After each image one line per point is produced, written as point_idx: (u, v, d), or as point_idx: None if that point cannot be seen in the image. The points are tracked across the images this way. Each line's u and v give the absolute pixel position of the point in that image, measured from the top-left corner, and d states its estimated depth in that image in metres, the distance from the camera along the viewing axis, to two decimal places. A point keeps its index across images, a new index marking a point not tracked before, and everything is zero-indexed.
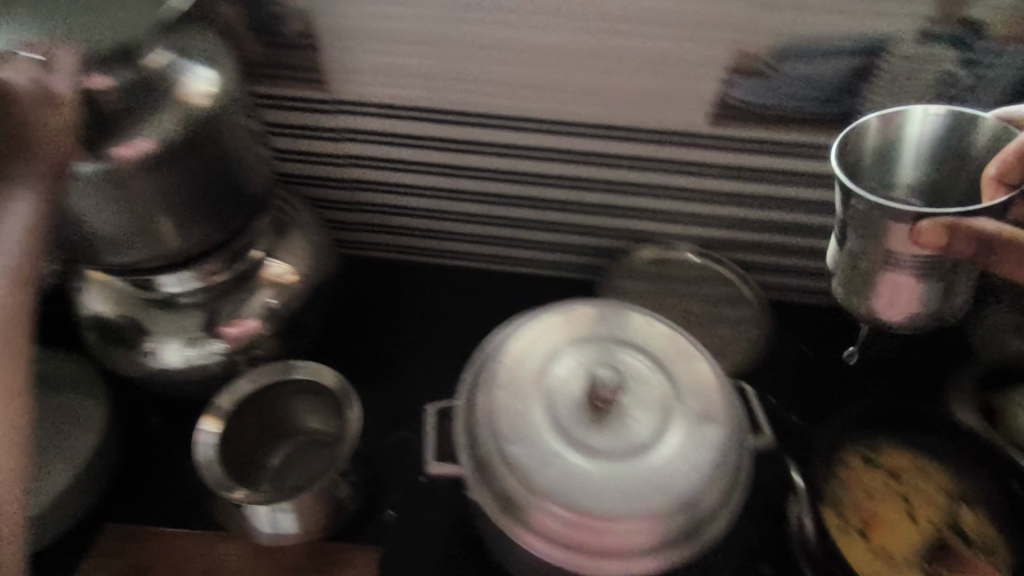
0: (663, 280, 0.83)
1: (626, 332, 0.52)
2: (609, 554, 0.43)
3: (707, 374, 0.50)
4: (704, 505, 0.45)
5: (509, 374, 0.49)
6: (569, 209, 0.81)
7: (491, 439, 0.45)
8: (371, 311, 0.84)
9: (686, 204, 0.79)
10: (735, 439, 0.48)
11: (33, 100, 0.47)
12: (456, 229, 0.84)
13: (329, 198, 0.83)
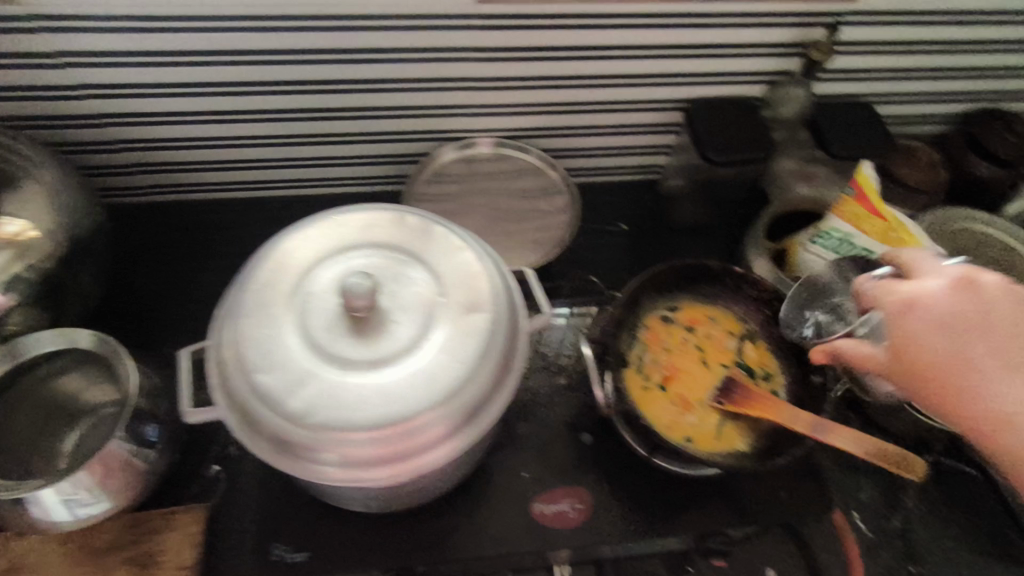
0: (469, 179, 0.81)
1: (388, 235, 0.49)
2: (377, 459, 0.43)
3: (473, 264, 0.48)
4: (473, 396, 0.44)
5: (256, 298, 0.45)
6: (358, 115, 0.75)
7: (239, 369, 0.43)
8: (161, 264, 0.78)
9: (482, 92, 0.75)
10: (505, 324, 0.47)
11: None
12: (239, 153, 0.77)
13: (73, 139, 0.72)
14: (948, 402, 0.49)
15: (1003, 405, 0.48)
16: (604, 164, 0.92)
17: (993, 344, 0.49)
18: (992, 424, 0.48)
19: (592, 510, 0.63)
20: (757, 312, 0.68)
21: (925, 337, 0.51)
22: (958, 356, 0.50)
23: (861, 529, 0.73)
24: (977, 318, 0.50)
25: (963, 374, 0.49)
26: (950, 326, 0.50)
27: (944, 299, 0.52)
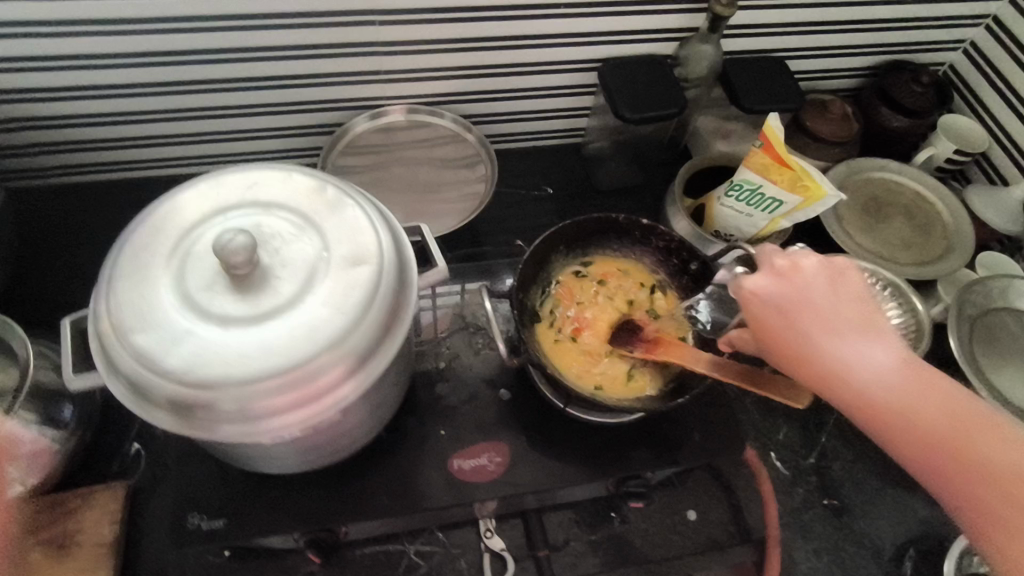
0: (386, 146, 0.84)
1: (272, 194, 0.49)
2: (258, 415, 0.43)
3: (355, 221, 0.49)
4: (356, 348, 0.45)
5: (133, 263, 0.45)
6: (266, 86, 0.75)
7: (116, 334, 0.43)
8: (79, 243, 0.79)
9: (390, 58, 0.75)
10: (388, 278, 0.47)
11: None
12: (149, 130, 0.77)
13: None
14: (807, 373, 0.49)
15: (861, 377, 0.48)
16: (525, 129, 0.94)
17: (825, 319, 0.50)
18: (851, 393, 0.48)
19: (509, 462, 0.65)
20: (665, 263, 0.69)
21: (771, 330, 0.51)
22: (805, 336, 0.50)
23: (776, 467, 0.76)
24: (809, 297, 0.50)
25: (809, 342, 0.49)
26: (787, 311, 0.50)
27: (775, 288, 0.52)
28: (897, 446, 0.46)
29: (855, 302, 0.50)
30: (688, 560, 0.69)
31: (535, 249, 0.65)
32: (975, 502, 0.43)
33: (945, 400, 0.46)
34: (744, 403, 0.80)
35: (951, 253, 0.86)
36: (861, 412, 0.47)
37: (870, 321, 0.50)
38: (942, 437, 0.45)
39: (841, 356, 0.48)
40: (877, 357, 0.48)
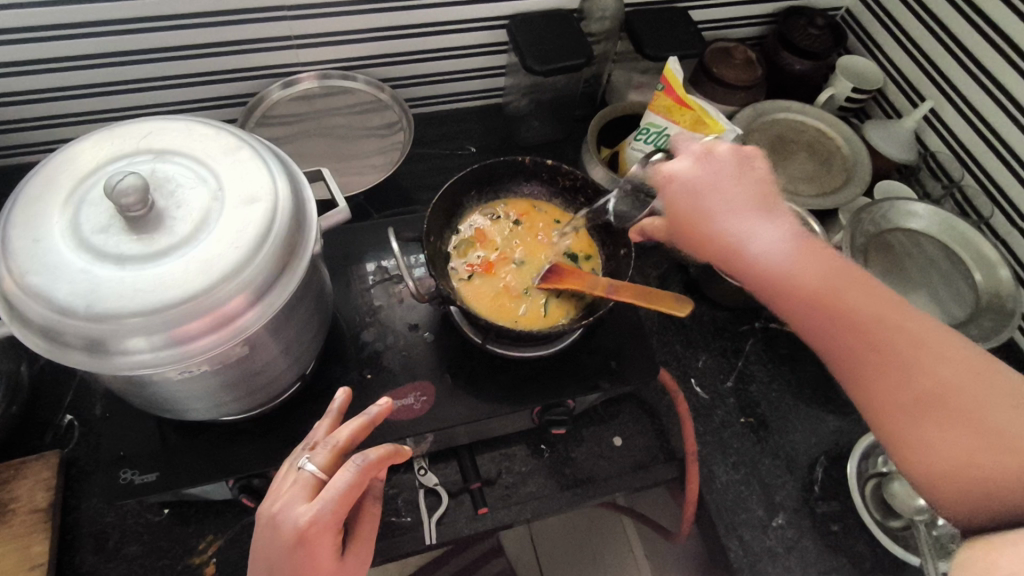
0: (305, 113, 0.85)
1: (168, 142, 0.51)
2: (159, 344, 0.45)
3: (248, 161, 0.51)
4: (253, 278, 0.47)
5: (32, 217, 0.46)
6: (175, 58, 0.76)
7: (17, 283, 0.44)
8: None
9: (295, 23, 0.77)
10: (281, 212, 0.49)
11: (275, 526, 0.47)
12: (58, 109, 0.77)
13: None
14: (711, 250, 0.57)
15: (752, 249, 0.54)
16: (443, 92, 0.96)
17: (730, 196, 0.57)
18: (745, 256, 0.55)
19: (435, 400, 0.68)
20: (572, 201, 0.73)
21: (681, 207, 0.58)
22: (708, 211, 0.56)
23: (695, 391, 0.81)
24: (714, 181, 0.57)
25: (708, 220, 0.56)
26: (697, 192, 0.57)
27: (689, 172, 0.59)
28: (786, 307, 0.53)
29: (752, 185, 0.57)
30: (615, 480, 0.73)
31: (446, 194, 0.68)
32: (840, 348, 0.49)
33: (829, 265, 0.52)
34: (664, 336, 0.84)
35: (851, 185, 0.90)
36: (756, 273, 0.54)
37: (771, 201, 0.57)
38: (820, 293, 0.51)
39: (737, 231, 0.55)
40: (775, 228, 0.55)
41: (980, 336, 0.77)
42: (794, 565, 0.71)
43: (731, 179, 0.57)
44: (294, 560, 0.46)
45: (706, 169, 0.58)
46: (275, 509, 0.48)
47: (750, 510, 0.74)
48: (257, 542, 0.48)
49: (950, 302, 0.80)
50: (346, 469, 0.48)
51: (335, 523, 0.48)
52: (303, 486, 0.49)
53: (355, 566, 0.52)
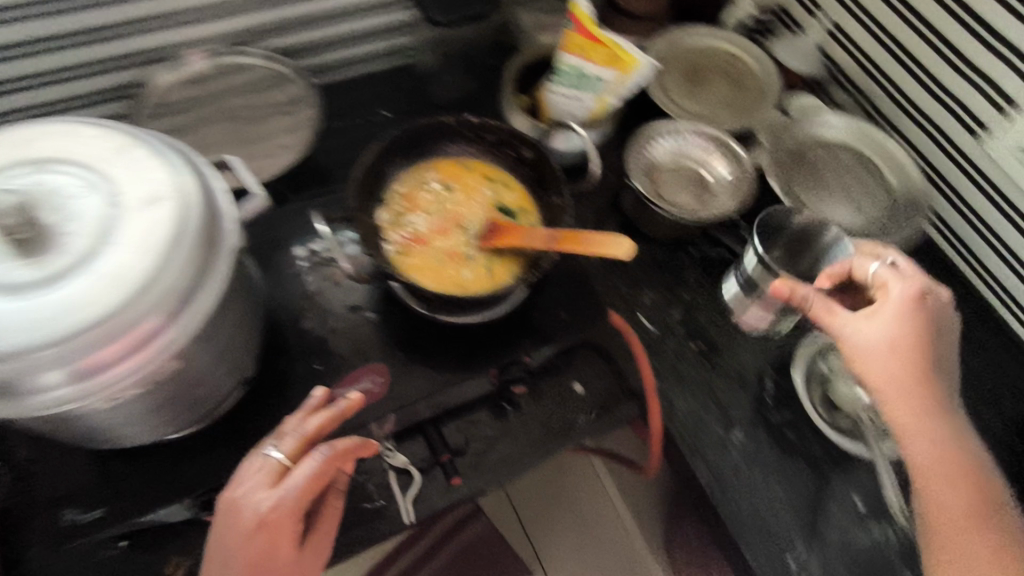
0: (200, 96, 0.78)
1: (47, 148, 0.45)
2: (75, 373, 0.41)
3: (144, 159, 0.46)
4: (173, 287, 0.43)
5: None
6: (40, 52, 0.68)
7: None
8: None
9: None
10: (193, 210, 0.45)
11: (236, 513, 0.50)
12: None
13: None
14: (883, 396, 0.58)
15: (939, 440, 0.56)
16: (346, 56, 0.90)
17: (919, 334, 0.58)
18: (930, 422, 0.56)
19: (391, 380, 0.66)
20: (499, 154, 0.71)
21: (874, 341, 0.59)
22: (912, 378, 0.57)
23: (645, 326, 0.83)
24: (916, 338, 0.58)
25: (899, 368, 0.58)
26: (896, 346, 0.58)
27: (892, 315, 0.59)
28: (916, 446, 0.56)
29: (939, 364, 0.59)
30: (579, 426, 0.75)
31: (371, 166, 0.65)
32: (949, 508, 0.54)
33: (977, 467, 0.56)
34: (608, 278, 0.85)
35: (764, 103, 0.92)
36: (901, 416, 0.57)
37: (945, 351, 0.60)
38: (953, 467, 0.55)
39: (915, 387, 0.57)
40: (936, 379, 0.58)
41: (897, 233, 0.81)
42: (756, 474, 0.75)
43: (931, 351, 0.58)
44: (251, 544, 0.49)
45: (919, 335, 0.58)
46: (237, 493, 0.51)
47: (711, 430, 0.77)
48: (216, 523, 0.51)
49: (867, 206, 0.84)
50: (310, 460, 0.52)
51: (295, 512, 0.51)
52: (267, 473, 0.52)
53: (311, 559, 0.55)
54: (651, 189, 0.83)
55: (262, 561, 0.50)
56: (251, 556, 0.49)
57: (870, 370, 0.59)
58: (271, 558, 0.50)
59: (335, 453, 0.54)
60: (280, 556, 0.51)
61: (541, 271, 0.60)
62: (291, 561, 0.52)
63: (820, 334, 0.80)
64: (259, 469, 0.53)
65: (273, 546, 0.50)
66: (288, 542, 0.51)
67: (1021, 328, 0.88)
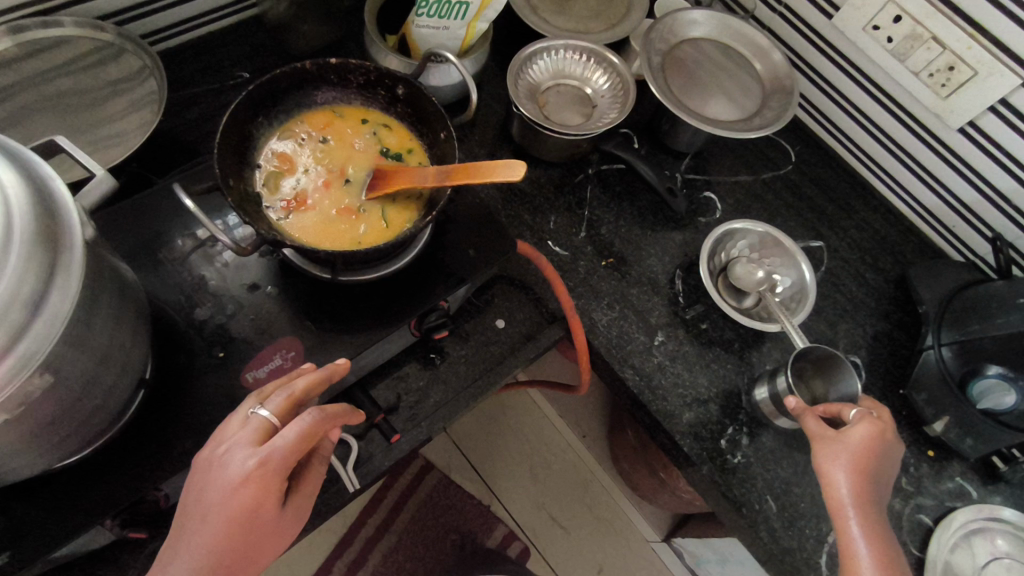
0: (12, 84, 0.68)
1: None
2: None
3: None
4: (19, 292, 0.38)
5: None
6: None
7: None
8: None
9: None
10: (20, 202, 0.39)
11: (218, 469, 0.49)
12: None
13: None
14: (835, 506, 0.61)
15: (880, 540, 0.58)
16: (180, 15, 0.81)
17: (876, 468, 0.62)
18: (871, 526, 0.59)
19: (305, 351, 0.63)
20: (373, 97, 0.67)
21: (842, 471, 0.61)
22: (866, 496, 0.60)
23: (555, 251, 0.83)
24: (875, 465, 0.62)
25: (857, 484, 0.61)
26: (861, 464, 0.61)
27: (854, 448, 0.62)
28: (859, 544, 0.58)
29: (884, 483, 0.63)
30: (509, 360, 0.75)
31: (230, 128, 0.57)
32: None
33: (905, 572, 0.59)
34: (512, 211, 0.84)
35: (632, 10, 0.92)
36: (848, 523, 0.59)
37: (888, 492, 0.64)
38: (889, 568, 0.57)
39: (868, 501, 0.60)
40: (881, 513, 0.61)
41: (774, 117, 0.83)
42: (681, 370, 0.79)
43: (881, 476, 0.62)
44: (235, 500, 0.49)
45: (878, 461, 0.62)
46: (224, 449, 0.51)
47: (633, 338, 0.80)
48: (198, 475, 0.51)
49: (741, 98, 0.87)
50: (297, 422, 0.51)
51: (281, 471, 0.50)
52: (254, 430, 0.51)
53: (291, 521, 0.55)
54: (538, 113, 0.82)
55: (244, 518, 0.49)
56: (228, 514, 0.48)
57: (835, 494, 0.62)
58: (249, 519, 0.49)
59: (322, 417, 0.53)
60: (259, 517, 0.50)
61: (439, 205, 0.57)
62: (272, 519, 0.51)
63: (716, 229, 0.84)
64: (249, 428, 0.52)
65: (255, 507, 0.49)
66: (268, 508, 0.50)
67: (888, 192, 0.96)
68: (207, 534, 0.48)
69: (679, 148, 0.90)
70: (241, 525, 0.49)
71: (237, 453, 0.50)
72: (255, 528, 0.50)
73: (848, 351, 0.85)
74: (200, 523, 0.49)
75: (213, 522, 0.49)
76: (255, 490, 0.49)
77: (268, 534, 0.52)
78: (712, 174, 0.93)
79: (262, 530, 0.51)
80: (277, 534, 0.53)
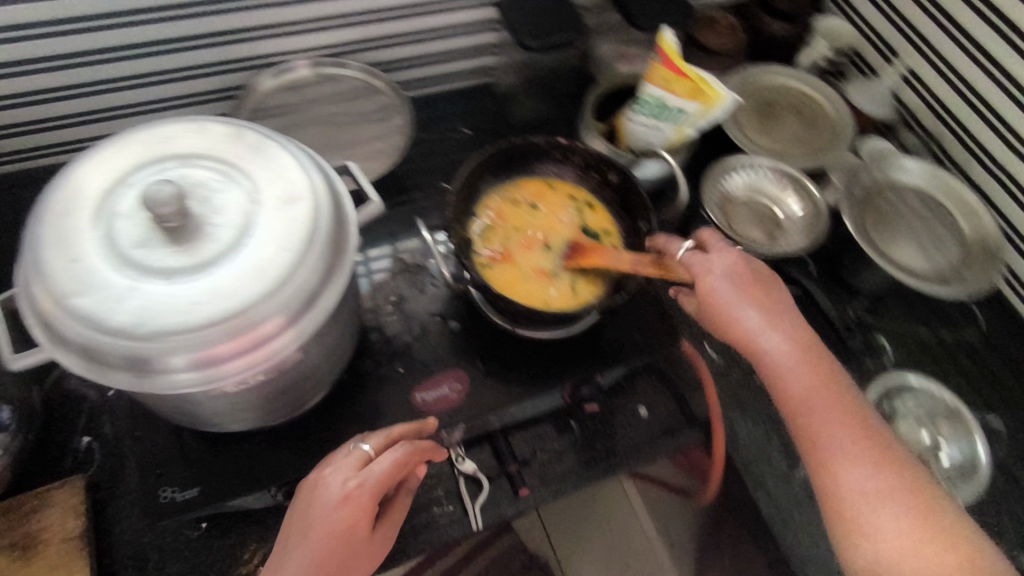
0: (296, 103, 0.82)
1: (189, 145, 0.48)
2: (215, 361, 0.43)
3: (280, 160, 0.48)
4: (305, 281, 0.46)
5: (56, 230, 0.44)
6: (161, 52, 0.73)
7: (56, 307, 0.42)
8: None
9: (283, 10, 0.75)
10: (325, 210, 0.48)
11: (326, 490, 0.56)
12: (40, 113, 0.74)
13: None
14: (734, 331, 0.64)
15: (778, 352, 0.62)
16: (429, 72, 0.94)
17: (744, 271, 0.65)
18: (769, 341, 0.62)
19: (470, 386, 0.69)
20: (587, 177, 0.73)
21: (767, 331, 0.63)
22: (746, 301, 0.63)
23: (709, 354, 0.83)
24: (727, 263, 0.65)
25: (737, 309, 0.63)
26: (724, 267, 0.64)
27: (725, 266, 0.64)
28: (775, 378, 0.62)
29: (762, 286, 0.65)
30: (645, 449, 0.75)
31: (465, 181, 0.68)
32: (829, 444, 0.58)
33: (840, 390, 0.60)
34: (676, 306, 0.86)
35: (838, 142, 0.93)
36: (756, 347, 0.63)
37: (780, 292, 0.66)
38: (811, 397, 0.60)
39: (761, 319, 0.63)
40: (787, 324, 0.64)
41: (971, 280, 0.81)
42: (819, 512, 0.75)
43: (743, 263, 0.66)
44: (334, 516, 0.54)
45: (722, 249, 0.65)
46: (326, 473, 0.57)
47: (773, 462, 0.78)
48: (303, 497, 0.57)
49: (937, 251, 0.84)
50: (392, 452, 0.58)
51: (375, 495, 0.56)
52: (353, 459, 0.58)
53: (378, 549, 0.59)
54: (723, 222, 0.85)
55: (342, 534, 0.54)
56: (329, 531, 0.54)
57: (732, 312, 0.63)
58: (345, 536, 0.55)
59: (413, 450, 0.60)
60: (354, 535, 0.55)
61: (622, 300, 0.62)
62: (366, 541, 0.56)
63: (881, 380, 0.82)
64: (346, 458, 0.59)
65: (351, 525, 0.55)
66: (362, 529, 0.56)
67: None
68: (309, 547, 0.53)
69: (859, 284, 0.89)
70: (339, 540, 0.54)
71: (337, 478, 0.57)
72: (350, 546, 0.55)
73: (1013, 548, 0.76)
74: (302, 538, 0.54)
75: (315, 537, 0.54)
76: (352, 507, 0.55)
77: (361, 556, 0.56)
78: (887, 319, 0.90)
79: (357, 551, 0.56)
80: (368, 557, 0.57)
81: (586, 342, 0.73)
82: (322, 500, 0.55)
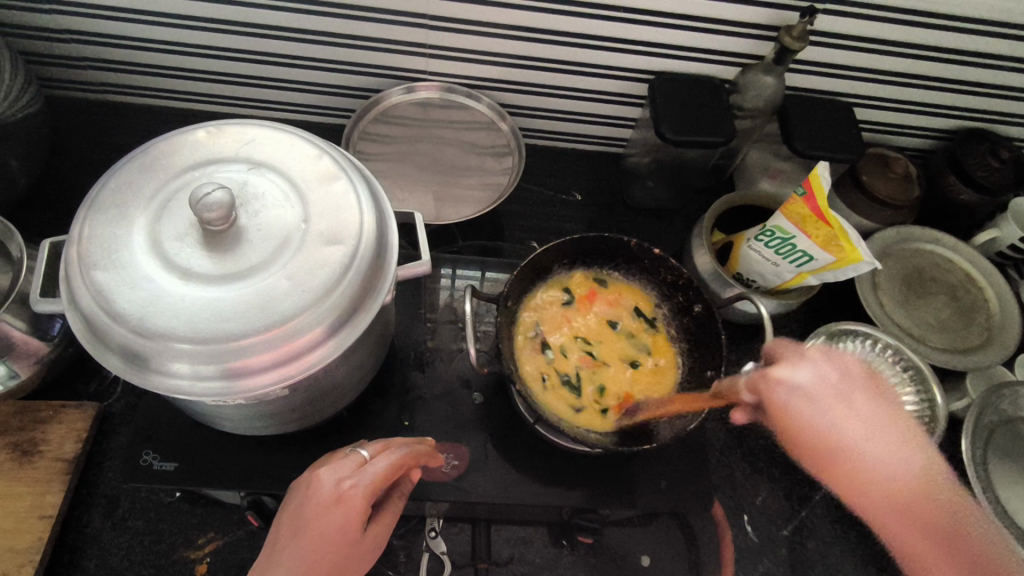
0: (419, 124, 0.82)
1: (266, 154, 0.48)
2: (195, 374, 0.42)
3: (339, 196, 0.47)
4: (311, 323, 0.44)
5: (116, 198, 0.45)
6: (309, 42, 0.75)
7: (80, 271, 0.43)
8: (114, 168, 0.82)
9: (429, 34, 0.74)
10: (361, 260, 0.46)
11: (322, 490, 0.50)
12: (191, 66, 0.79)
13: (39, 29, 0.74)
14: (828, 466, 0.58)
15: (889, 477, 0.55)
16: (561, 128, 0.90)
17: (840, 392, 0.59)
18: (868, 465, 0.56)
19: (467, 467, 0.64)
20: (669, 298, 0.68)
21: (872, 441, 0.57)
22: (829, 431, 0.57)
23: (745, 530, 0.71)
24: (825, 384, 0.58)
25: (830, 445, 0.57)
26: (810, 396, 0.58)
27: (813, 382, 0.58)
28: (861, 500, 0.56)
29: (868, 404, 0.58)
30: None
31: (535, 258, 0.66)
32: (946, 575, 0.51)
33: (942, 511, 0.54)
34: (728, 460, 0.74)
35: (989, 346, 0.77)
36: (845, 475, 0.56)
37: (872, 405, 0.59)
38: (916, 513, 0.54)
39: (851, 447, 0.56)
40: (889, 433, 0.57)
41: None
42: None
43: (849, 374, 0.59)
44: (325, 518, 0.48)
45: (818, 373, 0.59)
46: (319, 470, 0.51)
47: None
48: (294, 495, 0.51)
49: None
50: (389, 455, 0.53)
51: (371, 499, 0.51)
52: (348, 460, 0.52)
53: (372, 555, 0.52)
54: None
55: (334, 538, 0.48)
56: (322, 534, 0.48)
57: (828, 450, 0.57)
58: (338, 539, 0.48)
59: (410, 456, 0.54)
60: (350, 537, 0.49)
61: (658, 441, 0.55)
62: (360, 547, 0.50)
63: None
64: (341, 460, 0.53)
65: (347, 525, 0.49)
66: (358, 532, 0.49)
67: None
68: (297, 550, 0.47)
69: None
70: (331, 546, 0.48)
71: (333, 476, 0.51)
72: (344, 550, 0.49)
73: None
74: (290, 540, 0.48)
75: (304, 538, 0.48)
76: (345, 509, 0.49)
77: (354, 562, 0.50)
78: None
79: (350, 559, 0.49)
80: (361, 565, 0.51)
81: (610, 464, 0.66)
82: (314, 497, 0.49)
